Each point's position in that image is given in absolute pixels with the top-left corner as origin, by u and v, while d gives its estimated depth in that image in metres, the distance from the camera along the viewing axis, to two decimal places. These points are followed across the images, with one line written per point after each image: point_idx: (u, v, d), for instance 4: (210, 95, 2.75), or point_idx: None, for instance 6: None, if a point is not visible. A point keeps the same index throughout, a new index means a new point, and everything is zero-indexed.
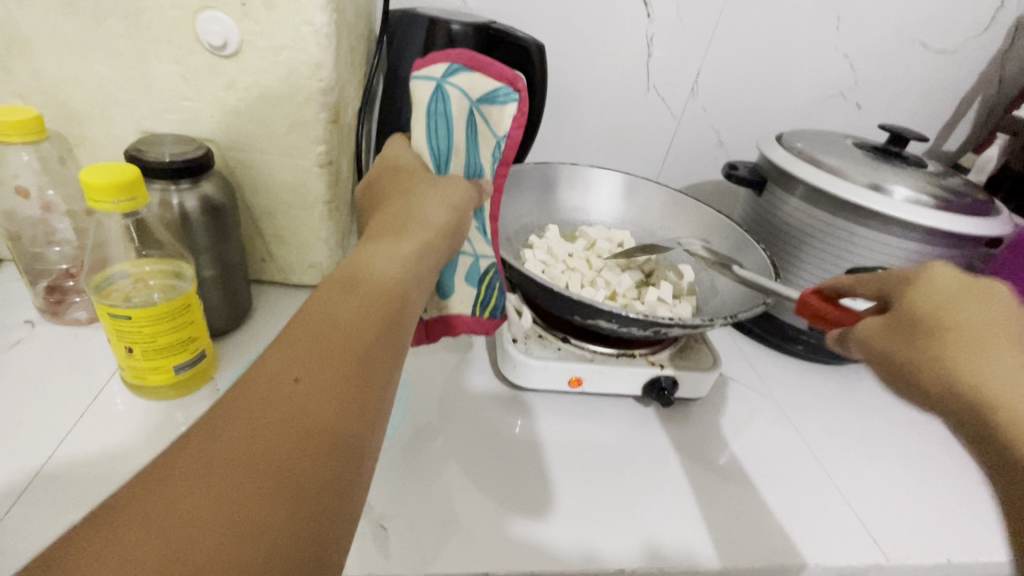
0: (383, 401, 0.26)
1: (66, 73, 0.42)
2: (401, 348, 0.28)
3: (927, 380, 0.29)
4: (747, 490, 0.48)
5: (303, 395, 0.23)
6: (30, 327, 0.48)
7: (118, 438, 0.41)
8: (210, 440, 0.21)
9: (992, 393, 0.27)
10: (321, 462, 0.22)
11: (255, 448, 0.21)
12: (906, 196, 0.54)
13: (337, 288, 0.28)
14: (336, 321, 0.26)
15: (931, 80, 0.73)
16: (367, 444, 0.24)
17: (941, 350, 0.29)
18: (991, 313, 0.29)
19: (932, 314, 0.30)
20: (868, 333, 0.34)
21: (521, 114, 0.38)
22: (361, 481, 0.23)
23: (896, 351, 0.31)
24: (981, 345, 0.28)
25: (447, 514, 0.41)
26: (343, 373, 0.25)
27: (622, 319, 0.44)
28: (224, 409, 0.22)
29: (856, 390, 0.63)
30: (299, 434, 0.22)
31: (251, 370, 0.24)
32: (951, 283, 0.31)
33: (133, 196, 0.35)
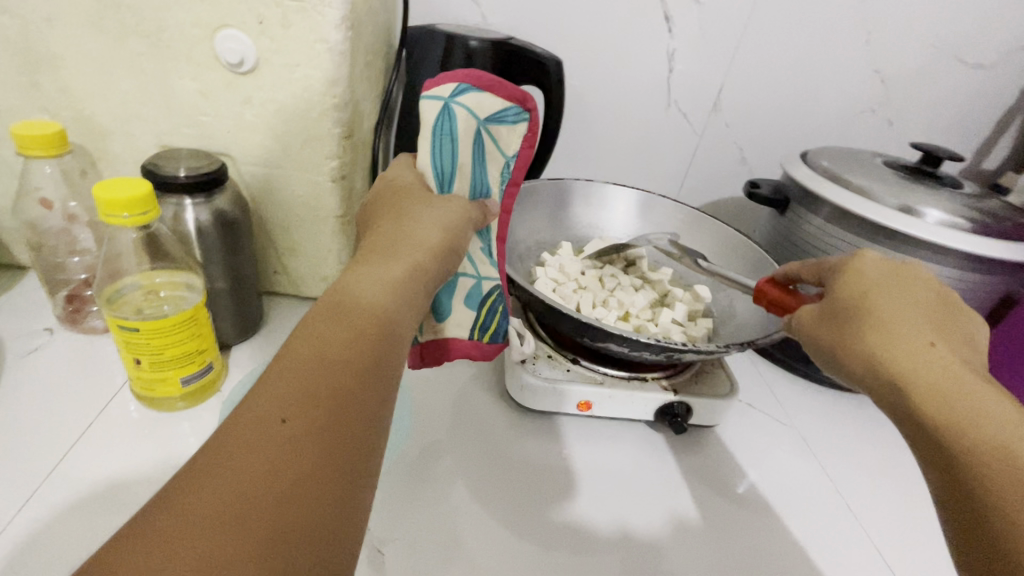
0: (374, 437, 0.25)
1: (91, 89, 0.43)
2: (392, 379, 0.28)
3: (853, 359, 0.35)
4: (762, 526, 0.46)
5: (290, 438, 0.23)
6: (49, 335, 0.49)
7: (126, 453, 0.41)
8: (196, 493, 0.20)
9: (899, 363, 0.32)
10: (312, 508, 0.22)
11: (245, 497, 0.21)
12: (939, 219, 0.51)
13: (324, 318, 0.28)
14: (325, 354, 0.26)
15: (968, 97, 0.70)
16: (361, 484, 0.24)
17: (858, 330, 0.34)
18: (900, 296, 0.35)
19: (852, 300, 0.36)
20: (806, 322, 0.39)
21: (531, 134, 0.42)
22: (355, 518, 0.23)
23: (827, 337, 0.37)
24: (889, 323, 0.33)
25: (446, 540, 0.40)
26: (332, 410, 0.24)
27: (633, 344, 0.43)
28: (209, 456, 0.22)
29: (884, 421, 0.60)
30: (287, 479, 0.22)
31: (236, 412, 0.23)
32: (872, 268, 0.37)
33: (147, 210, 0.35)
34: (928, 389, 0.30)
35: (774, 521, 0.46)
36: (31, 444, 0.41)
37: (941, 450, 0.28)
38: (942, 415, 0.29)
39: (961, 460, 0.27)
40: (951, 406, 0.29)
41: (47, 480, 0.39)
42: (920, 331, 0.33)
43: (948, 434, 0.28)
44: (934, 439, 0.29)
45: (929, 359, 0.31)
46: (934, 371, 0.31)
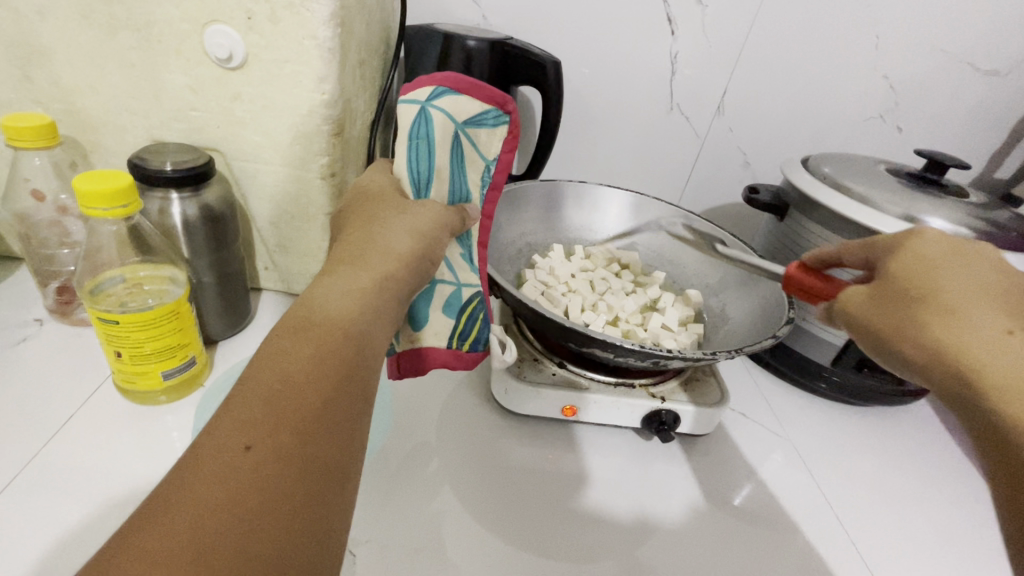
0: (346, 455, 0.25)
1: (83, 82, 0.44)
2: (363, 394, 0.28)
3: (910, 343, 0.31)
4: (748, 539, 0.44)
5: (255, 464, 0.22)
6: (38, 326, 0.50)
7: (106, 443, 0.41)
8: (157, 530, 0.20)
9: (968, 351, 0.28)
10: (283, 535, 0.22)
11: (210, 529, 0.20)
12: (943, 229, 0.49)
13: (289, 336, 0.27)
14: (290, 376, 0.25)
15: (981, 104, 0.68)
16: (334, 505, 0.24)
17: (919, 314, 0.31)
18: (966, 275, 0.31)
19: (913, 280, 0.32)
20: (850, 302, 0.35)
21: (512, 137, 0.41)
22: (329, 536, 0.23)
23: (875, 319, 0.33)
24: (957, 307, 0.30)
25: (420, 542, 0.40)
26: (298, 431, 0.24)
27: (617, 349, 0.42)
28: (172, 489, 0.21)
29: (883, 435, 0.58)
30: (255, 508, 0.22)
31: (198, 441, 0.23)
32: (936, 246, 0.33)
33: (127, 204, 0.35)
34: (1004, 381, 0.27)
35: (762, 535, 0.45)
36: (14, 432, 0.41)
37: (1011, 449, 0.25)
38: (1020, 411, 0.26)
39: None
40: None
41: (25, 469, 0.39)
42: (994, 316, 0.29)
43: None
44: (1006, 439, 0.25)
45: (1003, 348, 0.28)
46: (1009, 363, 0.27)
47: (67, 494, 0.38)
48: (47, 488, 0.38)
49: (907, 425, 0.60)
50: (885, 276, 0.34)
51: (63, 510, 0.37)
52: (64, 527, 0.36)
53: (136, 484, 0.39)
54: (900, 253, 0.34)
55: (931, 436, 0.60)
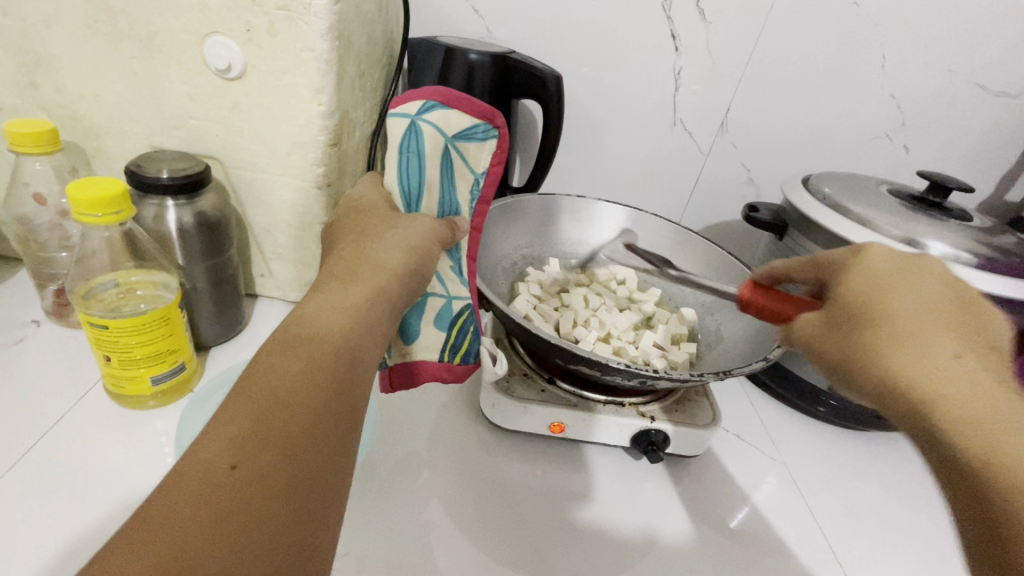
0: (334, 474, 0.25)
1: (87, 90, 0.44)
2: (353, 412, 0.27)
3: (865, 376, 0.29)
4: (736, 565, 0.43)
5: (241, 484, 0.22)
6: (35, 327, 0.51)
7: (95, 446, 0.42)
8: (135, 553, 0.20)
9: (930, 387, 0.27)
10: (268, 556, 0.21)
11: (192, 551, 0.20)
12: (943, 252, 0.49)
13: (277, 352, 0.27)
14: (278, 392, 0.25)
15: (991, 125, 0.66)
16: (321, 526, 0.24)
17: (875, 344, 0.29)
18: (918, 295, 0.30)
19: (865, 306, 0.30)
20: (805, 328, 0.34)
21: (501, 151, 0.41)
22: (315, 557, 0.23)
23: (832, 348, 0.32)
24: (909, 338, 0.28)
25: (401, 556, 0.39)
26: (286, 450, 0.24)
27: (605, 368, 0.42)
28: (153, 509, 0.21)
29: (882, 461, 0.57)
30: (238, 529, 0.21)
31: (183, 459, 0.23)
32: (883, 265, 0.32)
33: (119, 210, 0.36)
34: (972, 422, 0.25)
35: (753, 560, 0.44)
36: (4, 432, 0.42)
37: (984, 496, 0.24)
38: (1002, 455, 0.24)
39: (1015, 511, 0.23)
40: (993, 445, 0.24)
41: (11, 471, 0.39)
42: (949, 343, 0.28)
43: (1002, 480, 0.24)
44: (977, 483, 0.24)
45: (961, 378, 0.26)
46: (974, 397, 0.26)
47: (57, 495, 0.38)
48: (38, 487, 0.38)
49: (910, 451, 0.59)
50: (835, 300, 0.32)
51: (51, 512, 0.37)
52: (52, 528, 0.36)
53: (124, 487, 0.39)
54: (850, 273, 0.32)
55: None
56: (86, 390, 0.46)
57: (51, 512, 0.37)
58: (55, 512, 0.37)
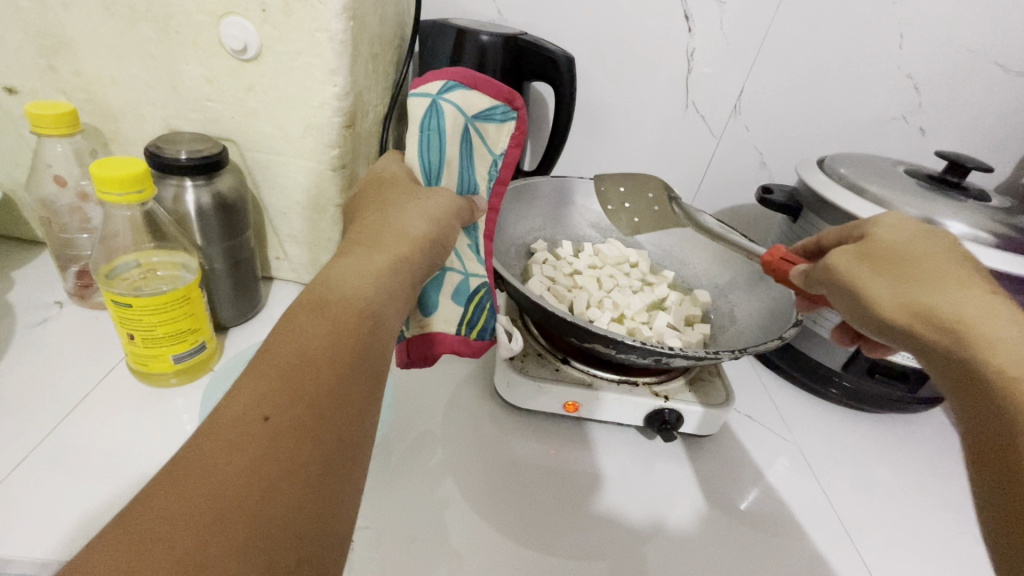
0: (359, 433, 0.26)
1: (104, 72, 0.45)
2: (377, 374, 0.28)
3: (893, 302, 0.34)
4: (750, 542, 0.44)
5: (273, 436, 0.23)
6: (58, 308, 0.52)
7: (120, 423, 0.43)
8: (174, 495, 0.21)
9: (965, 314, 0.31)
10: (298, 502, 0.22)
11: (226, 496, 0.21)
12: (961, 232, 0.48)
13: (306, 313, 0.27)
14: (306, 349, 0.26)
15: (1011, 105, 0.65)
16: (347, 481, 0.24)
17: (916, 280, 0.34)
18: (935, 252, 0.35)
19: (907, 252, 0.35)
20: (838, 260, 0.37)
21: (519, 133, 0.42)
22: (343, 513, 0.24)
23: (874, 277, 0.35)
24: (936, 278, 0.33)
25: (420, 530, 0.40)
26: (315, 404, 0.24)
27: (619, 346, 0.42)
28: (190, 455, 0.22)
29: (896, 442, 0.57)
30: (271, 477, 0.22)
31: (216, 411, 0.23)
32: (903, 228, 0.37)
33: (141, 189, 0.36)
34: (998, 340, 0.29)
35: (766, 540, 0.44)
36: (32, 407, 0.43)
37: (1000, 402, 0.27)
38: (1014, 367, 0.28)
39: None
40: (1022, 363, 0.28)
41: (41, 445, 0.40)
42: (964, 285, 0.32)
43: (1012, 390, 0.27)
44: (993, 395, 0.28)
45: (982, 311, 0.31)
46: (998, 322, 0.30)
47: (82, 470, 0.39)
48: (65, 460, 0.40)
49: (922, 434, 0.59)
50: (874, 243, 0.37)
51: (75, 485, 0.38)
52: (78, 501, 0.37)
53: (145, 464, 0.40)
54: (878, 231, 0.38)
55: (946, 446, 0.58)
56: (107, 368, 0.47)
57: (82, 486, 0.38)
58: (82, 485, 0.38)
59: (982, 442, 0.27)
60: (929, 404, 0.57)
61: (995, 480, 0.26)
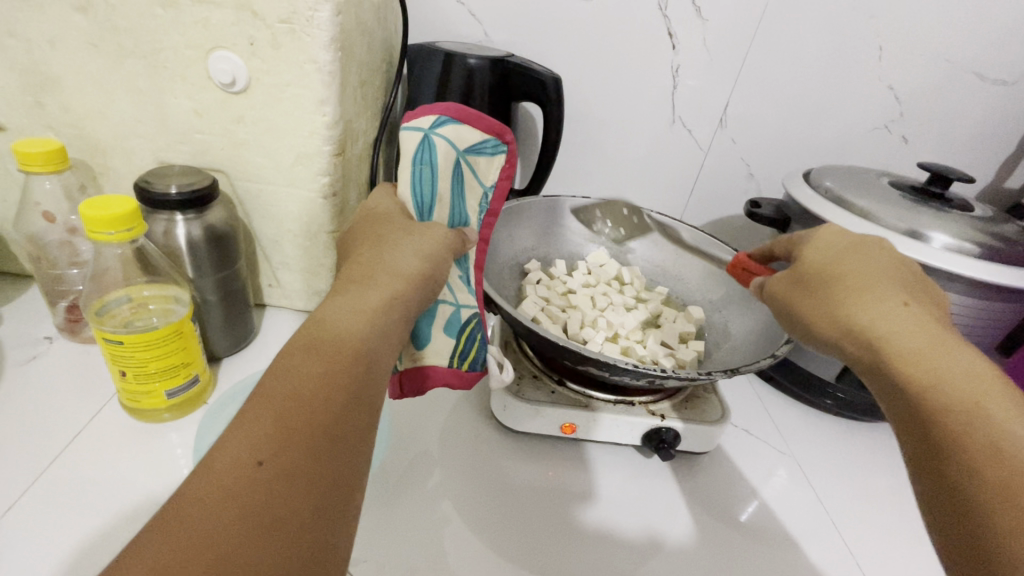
0: (354, 476, 0.25)
1: (93, 108, 0.45)
2: (372, 413, 0.28)
3: (824, 320, 0.37)
4: (751, 557, 0.44)
5: (266, 480, 0.22)
6: (48, 343, 0.52)
7: (114, 460, 0.42)
8: (166, 545, 0.20)
9: (879, 326, 0.33)
10: (292, 551, 0.22)
11: (218, 546, 0.20)
12: (945, 244, 0.49)
13: (300, 353, 0.27)
14: (301, 390, 0.26)
15: (990, 113, 0.67)
16: (343, 525, 0.24)
17: (838, 295, 0.36)
18: (861, 264, 0.37)
19: (830, 269, 0.38)
20: (776, 287, 0.41)
21: (509, 165, 0.42)
22: (336, 557, 0.23)
23: (805, 299, 0.39)
24: (863, 290, 0.35)
25: (419, 558, 0.40)
26: (308, 447, 0.24)
27: (613, 368, 0.42)
28: (182, 503, 0.21)
29: (891, 450, 0.58)
30: (265, 522, 0.22)
31: (209, 456, 0.23)
32: (834, 242, 0.40)
33: (130, 227, 0.36)
34: (909, 347, 0.31)
35: (766, 553, 0.44)
36: (23, 446, 0.42)
37: (913, 404, 0.29)
38: (919, 373, 0.30)
39: (936, 417, 0.28)
40: (932, 368, 0.30)
41: (35, 483, 0.40)
42: (892, 293, 0.35)
43: (925, 396, 0.29)
44: (908, 398, 0.30)
45: (903, 320, 0.33)
46: (905, 329, 0.32)
47: (75, 505, 0.39)
48: (59, 499, 0.39)
49: None
50: (805, 263, 0.40)
51: (68, 520, 0.38)
52: (72, 536, 0.37)
53: (140, 500, 0.40)
54: (808, 247, 0.41)
55: None
56: (100, 404, 0.47)
57: (76, 525, 0.37)
58: (76, 524, 0.38)
59: (912, 439, 0.29)
60: None
61: (919, 469, 0.28)
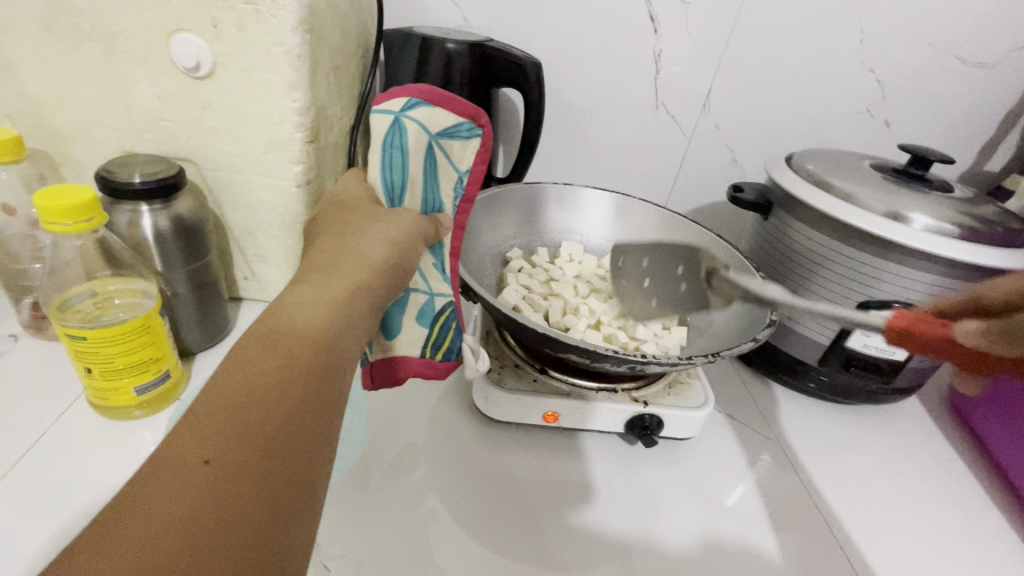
0: (313, 472, 0.25)
1: (51, 95, 0.43)
2: (333, 407, 0.27)
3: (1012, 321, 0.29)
4: (734, 542, 0.44)
5: (215, 479, 0.21)
6: (13, 341, 0.50)
7: (81, 460, 0.41)
8: (104, 550, 0.19)
9: None
10: (243, 549, 0.21)
11: (161, 548, 0.19)
12: (926, 225, 0.49)
13: (255, 347, 0.26)
14: (255, 385, 0.25)
15: (969, 97, 0.67)
16: (301, 522, 0.23)
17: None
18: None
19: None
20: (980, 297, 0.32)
21: (485, 149, 0.41)
22: (293, 555, 0.23)
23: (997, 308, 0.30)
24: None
25: (399, 552, 0.39)
26: (262, 442, 0.23)
27: (593, 355, 0.41)
28: (122, 506, 0.20)
29: (874, 433, 0.58)
30: (211, 522, 0.21)
31: (155, 455, 0.22)
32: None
33: (90, 218, 0.35)
34: None
35: (752, 538, 0.44)
36: None
37: None
38: None
39: None
40: None
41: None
42: None
43: None
44: None
45: None
46: None
47: (41, 507, 0.37)
48: (23, 502, 0.38)
49: (898, 423, 0.60)
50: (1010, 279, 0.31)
51: (38, 522, 0.36)
52: (40, 538, 0.36)
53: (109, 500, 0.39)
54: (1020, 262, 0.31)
55: (921, 433, 0.59)
56: (68, 402, 0.45)
57: (41, 527, 0.36)
58: (41, 525, 0.36)
59: None
60: (904, 393, 0.58)
61: None
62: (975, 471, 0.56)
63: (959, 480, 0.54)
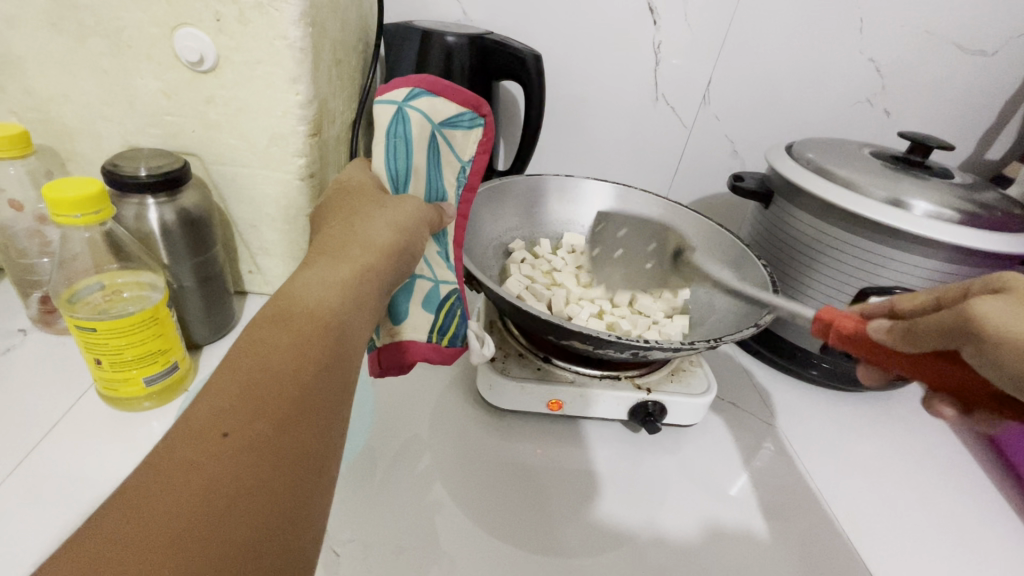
0: (326, 446, 0.25)
1: (56, 90, 0.44)
2: (343, 385, 0.27)
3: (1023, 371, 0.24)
4: (737, 526, 0.44)
5: (233, 451, 0.22)
6: (22, 336, 0.50)
7: (93, 450, 0.42)
8: (129, 518, 0.20)
9: None
10: (261, 519, 0.22)
11: (183, 515, 0.20)
12: (925, 212, 0.49)
13: (267, 326, 0.27)
14: (269, 362, 0.25)
15: (969, 86, 0.67)
16: (314, 495, 0.24)
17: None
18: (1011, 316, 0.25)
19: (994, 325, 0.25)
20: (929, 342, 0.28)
21: (486, 139, 0.41)
22: (309, 526, 0.23)
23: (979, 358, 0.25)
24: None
25: (406, 538, 0.40)
26: (277, 417, 0.24)
27: (596, 341, 0.42)
28: (144, 477, 0.21)
29: (875, 419, 0.58)
30: (231, 492, 0.21)
31: (174, 429, 0.23)
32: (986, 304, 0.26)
33: (97, 210, 0.35)
34: None
35: (754, 522, 0.45)
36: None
37: None
38: None
39: None
40: None
41: (13, 474, 0.39)
42: None
43: None
44: None
45: None
46: None
47: (54, 497, 0.38)
48: (36, 492, 0.38)
49: (900, 410, 0.60)
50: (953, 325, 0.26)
51: (51, 513, 0.37)
52: (54, 528, 0.36)
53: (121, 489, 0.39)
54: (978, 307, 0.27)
55: (923, 420, 0.60)
56: (78, 394, 0.46)
57: (53, 517, 0.37)
58: (55, 515, 0.37)
59: None
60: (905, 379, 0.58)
61: None
62: (980, 459, 0.56)
63: (960, 465, 0.55)
